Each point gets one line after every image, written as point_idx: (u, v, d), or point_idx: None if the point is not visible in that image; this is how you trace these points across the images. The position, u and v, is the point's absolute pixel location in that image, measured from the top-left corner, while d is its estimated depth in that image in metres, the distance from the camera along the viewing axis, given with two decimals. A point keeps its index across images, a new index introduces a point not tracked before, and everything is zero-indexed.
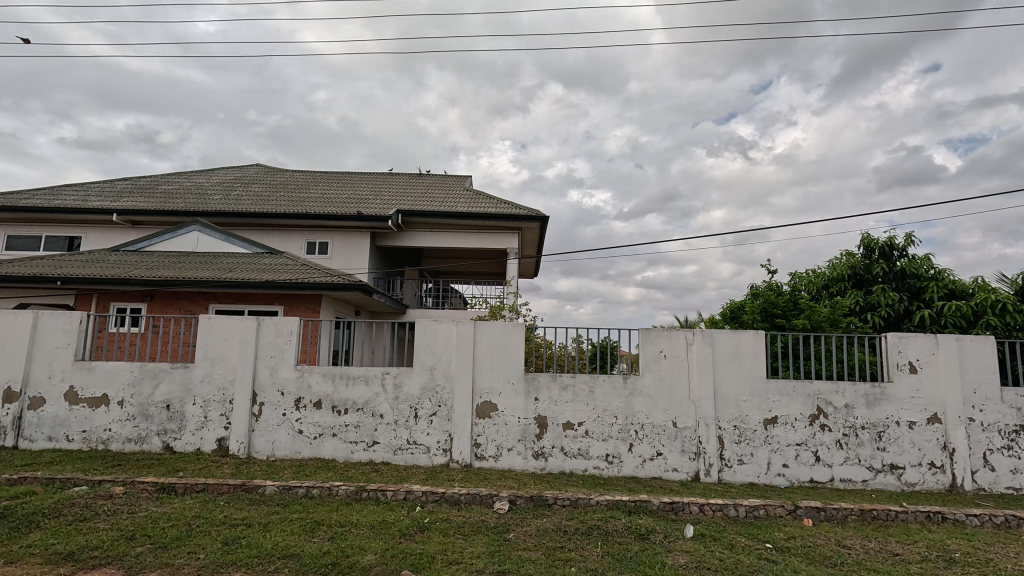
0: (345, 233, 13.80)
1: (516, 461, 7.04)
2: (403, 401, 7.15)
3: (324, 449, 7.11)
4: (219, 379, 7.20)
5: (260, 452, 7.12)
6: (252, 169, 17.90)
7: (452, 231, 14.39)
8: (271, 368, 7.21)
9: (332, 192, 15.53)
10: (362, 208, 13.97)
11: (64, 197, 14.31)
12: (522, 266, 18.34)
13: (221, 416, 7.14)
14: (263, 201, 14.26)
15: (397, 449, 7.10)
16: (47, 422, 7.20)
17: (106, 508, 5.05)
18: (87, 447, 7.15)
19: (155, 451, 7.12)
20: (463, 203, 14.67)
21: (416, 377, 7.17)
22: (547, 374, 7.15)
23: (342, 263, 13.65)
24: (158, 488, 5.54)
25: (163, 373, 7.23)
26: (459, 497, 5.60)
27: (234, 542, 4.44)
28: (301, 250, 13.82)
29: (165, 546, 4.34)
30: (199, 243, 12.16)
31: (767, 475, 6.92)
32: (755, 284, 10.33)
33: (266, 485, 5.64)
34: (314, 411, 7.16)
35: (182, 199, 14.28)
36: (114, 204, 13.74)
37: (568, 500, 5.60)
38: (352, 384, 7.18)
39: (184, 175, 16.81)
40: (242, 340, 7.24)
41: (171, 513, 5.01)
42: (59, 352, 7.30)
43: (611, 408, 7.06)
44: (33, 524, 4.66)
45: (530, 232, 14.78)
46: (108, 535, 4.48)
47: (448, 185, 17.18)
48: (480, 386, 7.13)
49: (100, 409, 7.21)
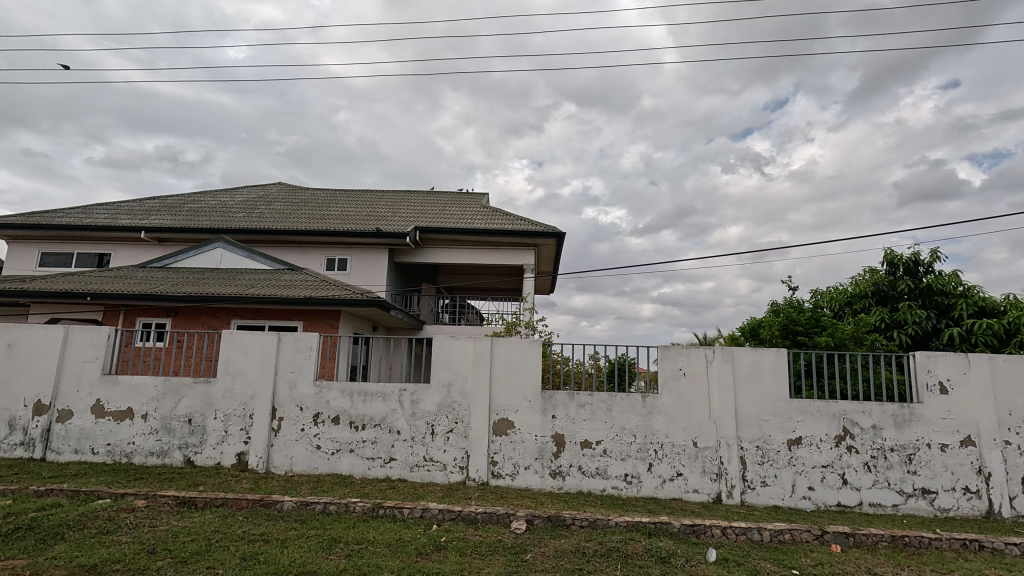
0: (363, 250, 13.97)
1: (533, 479, 6.96)
2: (420, 418, 7.14)
3: (342, 465, 7.12)
4: (240, 394, 7.29)
5: (278, 467, 7.15)
6: (274, 187, 18.33)
7: (470, 248, 14.50)
8: (290, 383, 7.29)
9: (351, 210, 15.81)
10: (380, 225, 14.16)
11: (95, 216, 14.79)
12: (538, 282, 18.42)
13: (240, 431, 7.22)
14: (284, 219, 14.57)
15: (413, 465, 7.07)
16: (74, 435, 7.35)
17: (128, 521, 5.11)
18: (111, 460, 7.27)
19: (176, 464, 7.21)
20: (479, 220, 14.80)
21: (433, 393, 7.17)
22: (564, 392, 7.08)
23: (361, 279, 13.81)
24: (179, 502, 5.60)
25: (186, 388, 7.34)
26: (476, 516, 5.55)
27: (251, 558, 4.43)
28: (320, 266, 14.03)
29: (185, 561, 4.36)
30: (223, 260, 12.44)
31: (791, 498, 6.72)
32: (774, 301, 10.18)
33: (283, 501, 5.65)
34: (332, 426, 7.19)
35: (207, 216, 14.67)
36: (142, 222, 14.17)
37: (586, 521, 5.50)
38: (369, 400, 7.20)
39: (209, 193, 17.28)
40: (262, 355, 7.34)
41: (191, 527, 5.04)
42: (87, 365, 7.48)
43: (630, 426, 6.96)
44: (58, 537, 4.72)
45: (547, 248, 14.83)
46: (130, 548, 4.52)
47: (464, 202, 17.31)
48: (497, 403, 7.10)
49: (124, 422, 7.34)
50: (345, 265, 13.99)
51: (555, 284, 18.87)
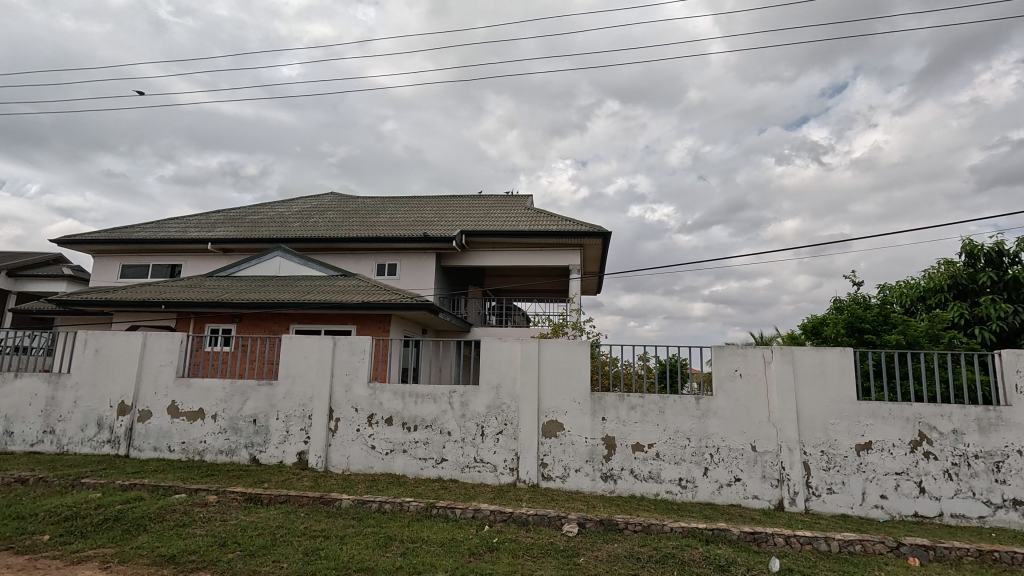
0: (411, 255, 14.31)
1: (584, 482, 6.89)
2: (470, 419, 7.22)
3: (396, 465, 7.31)
4: (299, 396, 7.63)
5: (336, 466, 7.43)
6: (326, 197, 19.10)
7: (516, 250, 14.56)
8: (346, 385, 7.55)
9: (399, 216, 16.24)
10: (427, 230, 14.46)
11: (167, 229, 15.92)
12: (585, 282, 18.26)
13: (300, 431, 7.55)
14: (337, 227, 15.15)
15: (464, 466, 7.16)
16: (153, 433, 7.92)
17: (202, 515, 5.45)
18: (186, 457, 7.78)
19: (243, 462, 7.62)
20: (524, 222, 14.84)
21: (482, 395, 7.24)
22: (614, 394, 6.97)
23: (410, 283, 14.15)
24: (246, 498, 5.92)
25: (251, 390, 7.76)
26: (527, 518, 5.55)
27: (313, 553, 4.62)
28: (371, 271, 14.49)
29: (253, 554, 4.60)
30: (281, 268, 13.08)
31: (862, 507, 6.32)
32: (837, 297, 9.64)
33: (341, 499, 5.87)
34: (385, 427, 7.40)
35: (266, 227, 15.47)
36: (209, 234, 15.11)
37: (640, 526, 5.39)
38: (420, 401, 7.36)
39: (267, 205, 18.22)
40: (319, 358, 7.65)
41: (258, 522, 5.31)
42: (163, 369, 8.05)
43: (683, 429, 6.76)
44: (141, 528, 5.10)
45: (592, 248, 14.68)
46: (204, 541, 4.82)
47: (509, 205, 17.39)
48: (546, 405, 7.08)
49: (197, 422, 7.84)
50: (394, 270, 14.37)
51: (601, 284, 18.64)
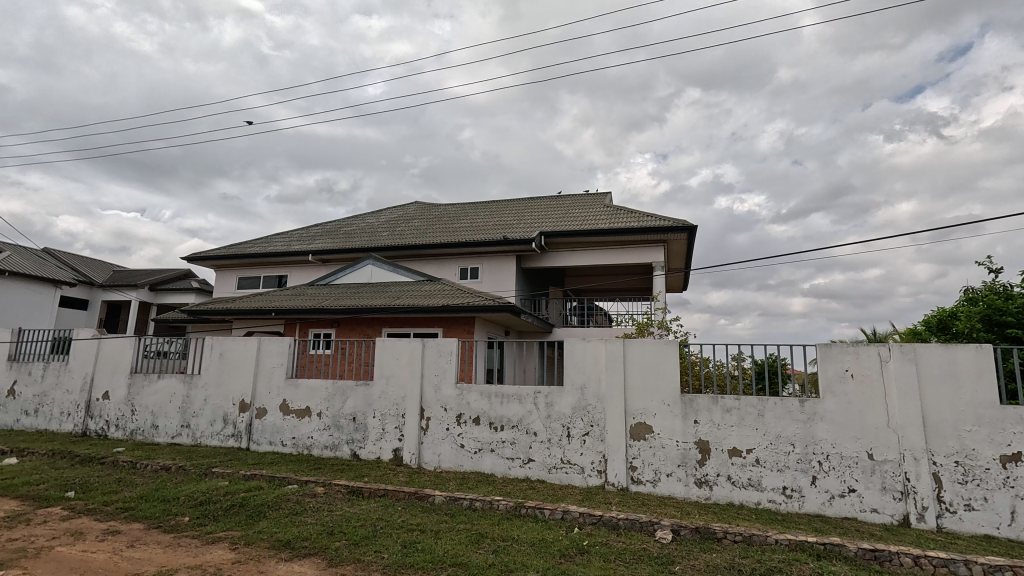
0: (492, 258, 14.59)
1: (676, 487, 6.61)
2: (556, 420, 7.21)
3: (484, 464, 7.47)
4: (393, 395, 8.05)
5: (429, 464, 7.74)
6: (411, 206, 20.03)
7: (596, 249, 14.35)
8: (435, 386, 7.85)
9: (480, 220, 16.63)
10: (506, 232, 14.68)
11: (274, 244, 17.53)
12: (669, 279, 17.57)
13: (395, 429, 7.96)
14: (421, 234, 15.83)
15: (551, 467, 7.16)
16: (268, 429, 8.74)
17: (311, 504, 5.92)
18: (296, 451, 8.49)
19: (345, 457, 8.18)
20: (604, 220, 14.58)
21: (567, 396, 7.20)
22: (706, 396, 6.63)
23: (492, 286, 14.43)
24: (349, 490, 6.35)
25: (350, 389, 8.32)
26: (618, 522, 5.43)
27: (410, 546, 4.85)
28: (455, 275, 14.96)
29: (357, 543, 4.91)
30: (373, 275, 13.90)
31: (1011, 528, 5.48)
32: (970, 286, 8.52)
33: (435, 495, 6.10)
34: (473, 427, 7.59)
35: (359, 237, 16.52)
36: (309, 247, 16.43)
37: (740, 536, 5.07)
38: (506, 402, 7.47)
39: (359, 217, 19.47)
40: (410, 359, 8.03)
41: (360, 514, 5.67)
42: (275, 370, 8.86)
43: (786, 434, 6.27)
44: (261, 515, 5.64)
45: (677, 243, 14.08)
46: (314, 529, 5.22)
47: (588, 203, 17.17)
48: (634, 406, 6.89)
49: (305, 419, 8.54)
50: (477, 274, 14.74)
51: (688, 281, 17.83)
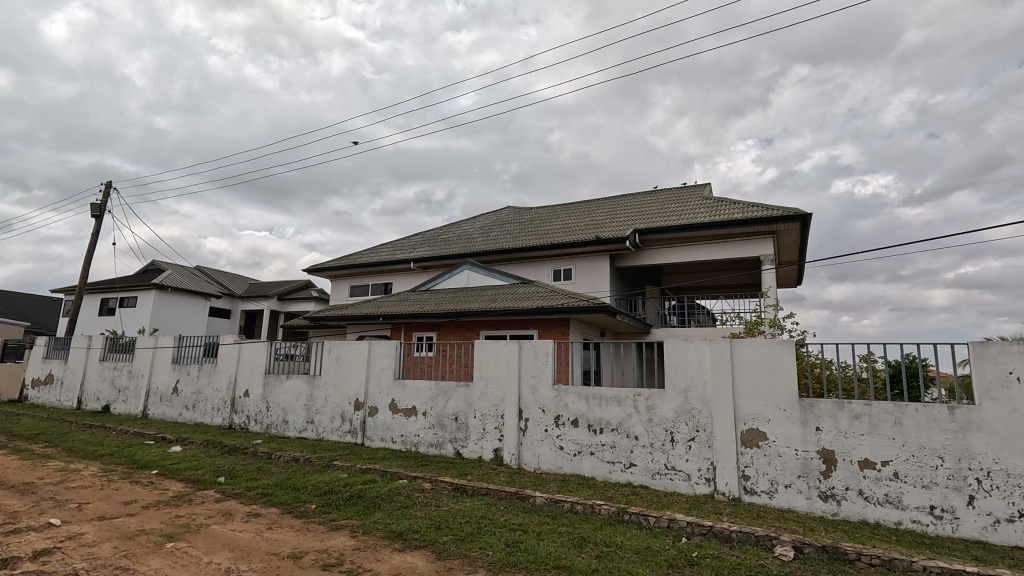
0: (586, 258, 14.44)
1: (797, 500, 6.05)
2: (658, 424, 6.94)
3: (584, 466, 7.39)
4: (492, 396, 8.26)
5: (529, 464, 7.82)
6: (503, 211, 20.48)
7: (695, 245, 13.64)
8: (532, 387, 7.93)
9: (572, 221, 16.55)
10: (599, 232, 14.45)
11: (380, 254, 18.83)
12: (780, 274, 16.20)
13: (495, 429, 8.16)
14: (515, 238, 16.10)
15: (655, 473, 6.90)
16: (380, 426, 9.38)
17: (420, 499, 6.25)
18: (405, 448, 9.02)
19: (450, 455, 8.53)
20: (703, 213, 13.82)
21: (669, 399, 6.91)
22: (830, 400, 6.00)
23: (586, 287, 14.28)
24: (454, 487, 6.62)
25: (452, 390, 8.68)
26: (730, 534, 5.10)
27: (514, 545, 4.93)
28: (548, 277, 15.02)
29: (464, 539, 5.10)
30: (470, 280, 14.40)
31: None
32: None
33: (536, 496, 6.16)
34: (572, 429, 7.55)
35: (455, 244, 17.21)
36: (411, 255, 17.43)
37: (878, 559, 4.51)
38: (605, 404, 7.33)
39: (455, 224, 20.29)
40: (507, 361, 8.19)
41: (465, 510, 5.88)
42: (385, 371, 9.50)
43: (932, 446, 5.48)
44: (377, 506, 6.07)
45: (788, 234, 12.94)
46: (424, 522, 5.51)
47: (686, 197, 16.36)
48: (744, 411, 6.43)
49: (412, 418, 9.05)
50: (570, 275, 14.67)
51: (803, 275, 16.31)
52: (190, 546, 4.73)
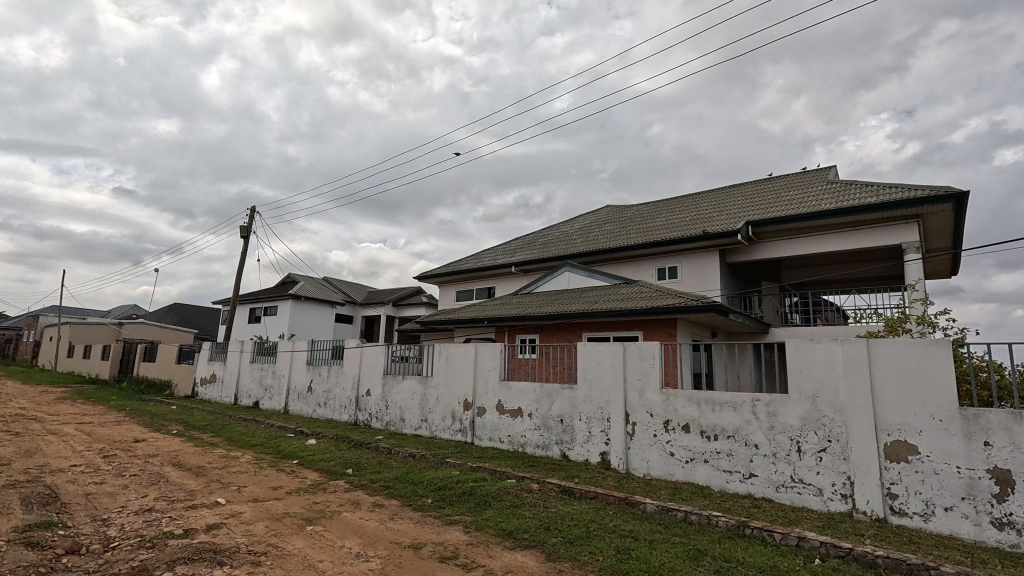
0: (692, 255, 13.71)
1: (961, 525, 5.20)
2: (781, 432, 6.37)
3: (698, 474, 7.00)
4: (597, 399, 8.15)
5: (637, 470, 7.58)
6: (603, 210, 20.16)
7: (819, 235, 12.35)
8: (639, 391, 7.69)
9: (676, 217, 15.83)
10: (707, 226, 13.65)
11: (483, 259, 19.49)
12: (929, 263, 14.08)
13: (601, 432, 8.04)
14: (615, 237, 15.77)
15: (779, 485, 6.33)
16: (488, 426, 9.69)
17: (529, 499, 6.35)
18: (512, 448, 9.21)
19: (556, 457, 8.55)
20: (827, 199, 12.47)
21: (794, 405, 6.31)
22: (1002, 411, 5.09)
23: (693, 285, 13.57)
24: (562, 490, 6.63)
25: (556, 392, 8.71)
26: (875, 560, 4.52)
27: (625, 552, 4.82)
28: (652, 276, 14.49)
29: (573, 542, 5.08)
30: (570, 281, 14.36)
31: None
32: None
33: (646, 503, 5.97)
34: (683, 435, 7.19)
35: (555, 246, 17.28)
36: (512, 259, 17.81)
37: None
38: (719, 409, 6.89)
39: (554, 226, 20.37)
40: (612, 363, 8.04)
41: (574, 513, 5.86)
42: (491, 373, 9.81)
43: None
44: (487, 504, 6.27)
45: (938, 216, 11.22)
46: (533, 522, 5.58)
47: (806, 183, 14.88)
48: (888, 421, 5.68)
49: (518, 419, 9.22)
50: (675, 273, 14.01)
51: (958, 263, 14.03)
52: (326, 530, 5.26)
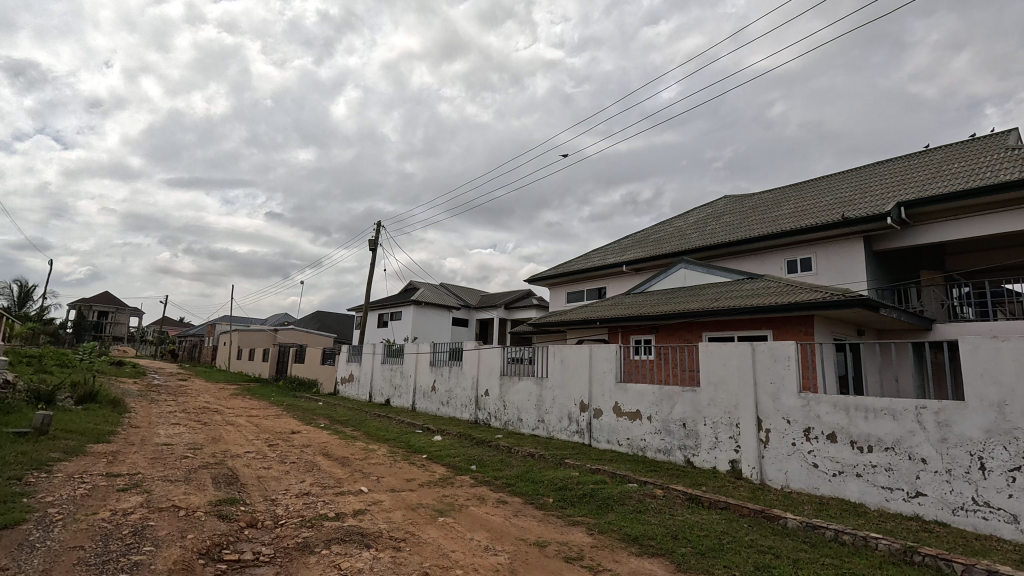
0: (829, 244, 12.30)
1: None
2: (957, 446, 5.45)
3: (849, 490, 6.23)
4: (724, 403, 7.64)
5: (773, 481, 6.96)
6: (720, 202, 18.88)
7: (997, 212, 10.38)
8: (773, 395, 7.06)
9: (807, 203, 14.31)
10: (846, 211, 12.16)
11: (593, 259, 19.28)
12: None
13: (730, 439, 7.51)
14: (736, 229, 14.68)
15: (957, 508, 5.42)
16: (605, 428, 9.54)
17: (653, 505, 6.14)
18: (631, 451, 8.95)
19: (680, 463, 8.16)
20: (1007, 169, 10.45)
21: (974, 415, 5.37)
22: None
23: (831, 277, 12.15)
24: (688, 497, 6.31)
25: (677, 395, 8.32)
26: None
27: (765, 569, 4.45)
28: (781, 270, 13.24)
29: (704, 553, 4.80)
30: (687, 279, 13.65)
31: None
32: None
33: (787, 518, 5.46)
34: (828, 445, 6.46)
35: (668, 243, 16.54)
36: (623, 258, 17.38)
37: None
38: (874, 417, 6.09)
39: (667, 222, 19.51)
40: (739, 365, 7.49)
41: (703, 523, 5.54)
42: (606, 374, 9.66)
43: None
44: (610, 507, 6.18)
45: None
46: (659, 529, 5.38)
47: (976, 152, 12.62)
48: None
49: (636, 422, 8.96)
50: (809, 265, 12.65)
51: None
52: (456, 522, 5.56)
